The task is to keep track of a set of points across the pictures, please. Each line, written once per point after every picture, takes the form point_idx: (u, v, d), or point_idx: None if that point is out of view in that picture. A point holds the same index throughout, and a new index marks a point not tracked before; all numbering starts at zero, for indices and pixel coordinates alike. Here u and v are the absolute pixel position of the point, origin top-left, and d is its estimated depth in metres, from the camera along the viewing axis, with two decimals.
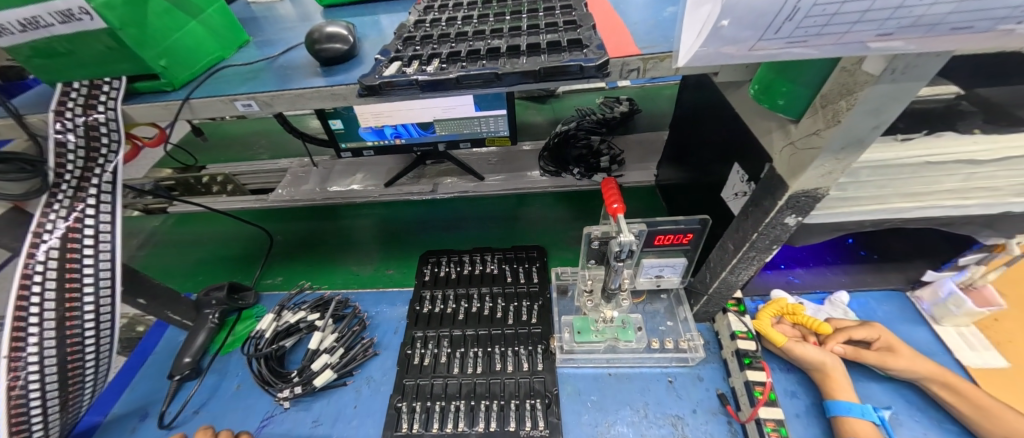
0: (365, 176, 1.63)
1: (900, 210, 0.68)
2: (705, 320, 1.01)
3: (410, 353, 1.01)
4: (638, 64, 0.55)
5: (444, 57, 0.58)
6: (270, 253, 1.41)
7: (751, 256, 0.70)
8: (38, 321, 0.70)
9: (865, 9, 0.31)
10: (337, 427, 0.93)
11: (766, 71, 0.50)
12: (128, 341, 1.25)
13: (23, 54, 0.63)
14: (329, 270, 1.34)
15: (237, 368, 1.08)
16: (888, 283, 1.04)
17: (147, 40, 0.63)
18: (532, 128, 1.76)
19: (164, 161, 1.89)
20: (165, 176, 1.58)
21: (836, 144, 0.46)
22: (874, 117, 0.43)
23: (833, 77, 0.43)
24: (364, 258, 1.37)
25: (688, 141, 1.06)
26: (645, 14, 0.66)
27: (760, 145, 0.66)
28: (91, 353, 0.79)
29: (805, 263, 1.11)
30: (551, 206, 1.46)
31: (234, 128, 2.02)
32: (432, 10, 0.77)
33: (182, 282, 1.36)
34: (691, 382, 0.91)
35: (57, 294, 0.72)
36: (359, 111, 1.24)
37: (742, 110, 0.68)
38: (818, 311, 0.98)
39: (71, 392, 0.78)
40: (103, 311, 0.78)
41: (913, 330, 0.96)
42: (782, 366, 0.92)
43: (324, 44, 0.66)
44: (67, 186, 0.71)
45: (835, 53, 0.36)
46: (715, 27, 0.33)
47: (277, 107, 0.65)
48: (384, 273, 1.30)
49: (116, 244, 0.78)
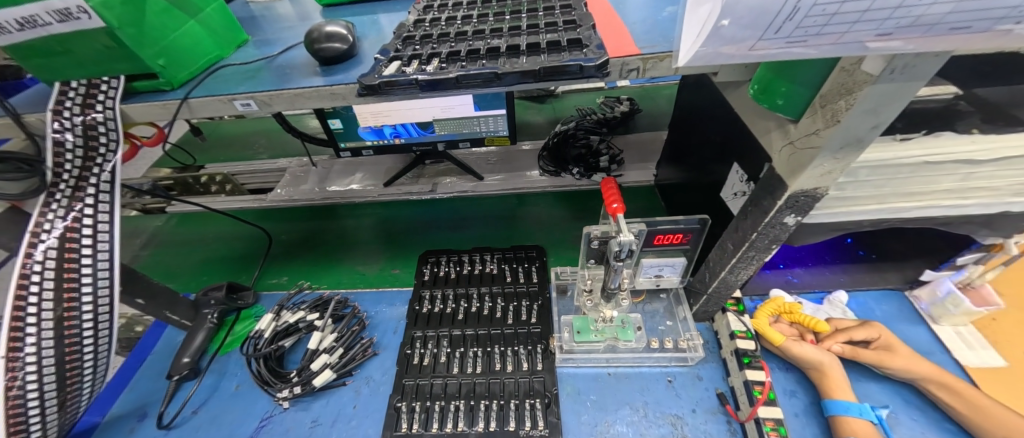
0: (364, 176, 1.62)
1: (899, 209, 0.68)
2: (705, 319, 1.01)
3: (410, 352, 1.01)
4: (637, 64, 0.55)
5: (444, 56, 0.58)
6: (274, 252, 1.41)
7: (750, 256, 0.70)
8: (36, 321, 0.70)
9: (865, 9, 0.31)
10: (336, 427, 0.93)
11: (765, 71, 0.50)
12: (127, 341, 1.25)
13: (19, 53, 0.63)
14: (334, 269, 1.33)
15: (236, 368, 1.08)
16: (886, 283, 1.05)
17: (145, 39, 0.63)
18: (532, 128, 1.76)
19: (163, 161, 1.89)
20: (164, 176, 1.57)
21: (834, 143, 0.46)
22: (873, 117, 0.43)
23: (832, 77, 0.43)
24: (368, 257, 1.36)
25: (687, 140, 1.06)
26: (645, 13, 0.66)
27: (760, 145, 0.66)
28: (90, 353, 0.79)
29: (804, 262, 1.11)
30: (550, 206, 1.46)
31: (232, 127, 2.02)
32: (432, 9, 0.77)
33: (184, 282, 1.36)
34: (690, 382, 0.91)
35: (55, 294, 0.72)
36: (358, 111, 1.24)
37: (742, 110, 0.68)
38: (817, 310, 0.99)
39: (69, 392, 0.78)
40: (101, 310, 0.78)
41: (911, 329, 0.96)
42: (781, 366, 0.92)
43: (323, 43, 0.66)
44: (65, 186, 0.71)
45: (834, 53, 0.36)
46: (715, 26, 0.33)
47: (276, 107, 0.65)
48: (390, 272, 1.30)
49: (114, 244, 0.78)
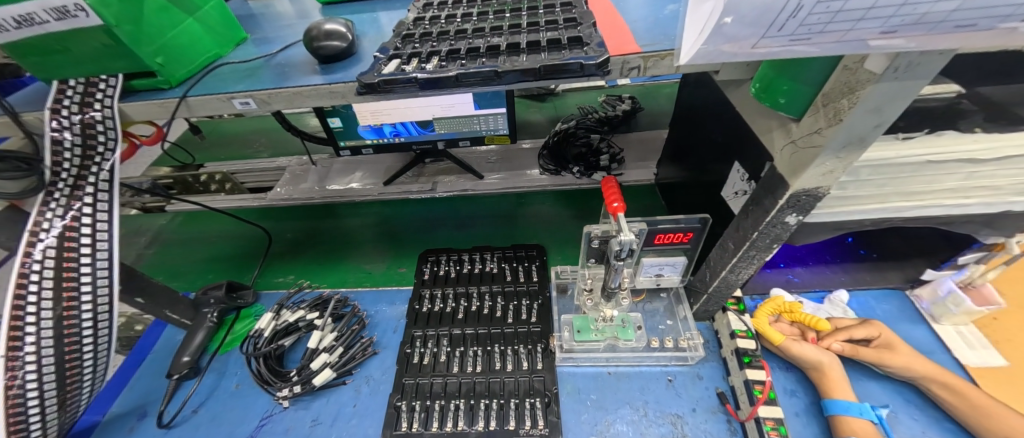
0: (364, 175, 1.60)
1: (900, 209, 0.68)
2: (705, 319, 1.01)
3: (410, 352, 1.01)
4: (638, 62, 0.55)
5: (444, 54, 0.58)
6: (281, 252, 1.41)
7: (751, 255, 0.70)
8: (36, 320, 0.70)
9: (869, 6, 0.31)
10: (336, 426, 0.93)
11: (766, 70, 0.50)
12: (127, 340, 1.25)
13: (17, 51, 0.63)
14: (341, 269, 1.33)
15: (236, 367, 1.08)
16: (887, 282, 1.04)
17: (143, 37, 0.62)
18: (532, 126, 1.75)
19: (163, 159, 1.89)
20: (163, 175, 1.57)
21: (837, 143, 0.46)
22: (875, 116, 0.43)
23: (835, 75, 0.43)
24: (374, 256, 1.36)
25: (688, 139, 1.06)
26: (645, 11, 0.66)
27: (761, 144, 0.65)
28: (89, 352, 0.79)
29: (805, 262, 1.11)
30: (549, 205, 1.46)
31: (232, 126, 2.02)
32: (432, 7, 0.77)
33: (190, 280, 1.36)
34: (690, 381, 0.91)
35: (54, 293, 0.71)
36: (358, 110, 1.23)
37: (743, 109, 0.68)
38: (818, 309, 0.98)
39: (69, 391, 0.78)
40: (101, 309, 0.78)
41: (912, 328, 0.96)
42: (781, 365, 0.92)
43: (323, 41, 0.65)
44: (63, 185, 0.70)
45: (837, 51, 0.36)
46: (717, 24, 0.33)
47: (275, 105, 0.64)
48: (398, 271, 1.29)
49: (113, 244, 0.77)
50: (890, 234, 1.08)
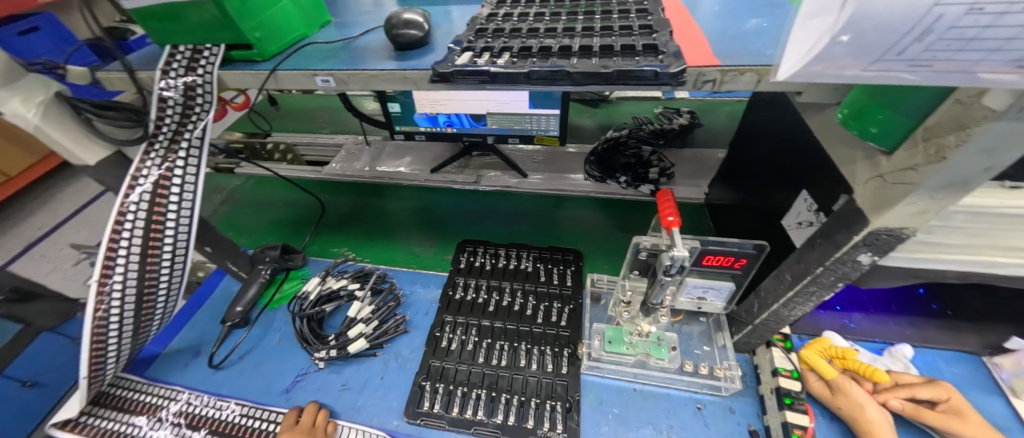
0: (412, 161, 1.63)
1: (994, 264, 0.61)
2: (745, 351, 0.95)
3: (439, 335, 1.04)
4: (715, 75, 0.53)
5: (516, 51, 0.59)
6: (336, 224, 1.50)
7: (810, 291, 0.65)
8: (126, 253, 0.79)
9: (1011, 36, 0.28)
10: (363, 394, 0.98)
11: (858, 95, 0.48)
12: (189, 285, 1.38)
13: (143, 17, 0.72)
14: (391, 247, 1.39)
15: (280, 324, 1.16)
16: (961, 344, 0.94)
17: (246, 12, 0.68)
18: (581, 131, 1.75)
19: (239, 124, 2.06)
20: (235, 139, 1.72)
21: (935, 182, 0.42)
22: (987, 158, 0.39)
23: (943, 108, 0.40)
24: (422, 240, 1.41)
25: (748, 161, 1.01)
26: (724, 24, 0.63)
27: (837, 174, 0.61)
28: (164, 287, 0.88)
29: (866, 308, 1.02)
30: (590, 211, 1.45)
31: (302, 102, 2.17)
32: (504, 4, 0.78)
33: (255, 240, 1.48)
34: (721, 413, 0.87)
35: (143, 233, 0.80)
36: (416, 97, 1.28)
37: (822, 135, 0.64)
38: (875, 360, 0.90)
39: (143, 319, 0.88)
40: (178, 252, 0.87)
41: (985, 398, 0.86)
42: (824, 413, 0.86)
43: (401, 29, 0.69)
44: (163, 138, 0.79)
45: (955, 83, 0.33)
46: (830, 42, 0.30)
47: (352, 85, 0.69)
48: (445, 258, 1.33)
49: (196, 197, 0.85)
50: (971, 291, 0.97)
